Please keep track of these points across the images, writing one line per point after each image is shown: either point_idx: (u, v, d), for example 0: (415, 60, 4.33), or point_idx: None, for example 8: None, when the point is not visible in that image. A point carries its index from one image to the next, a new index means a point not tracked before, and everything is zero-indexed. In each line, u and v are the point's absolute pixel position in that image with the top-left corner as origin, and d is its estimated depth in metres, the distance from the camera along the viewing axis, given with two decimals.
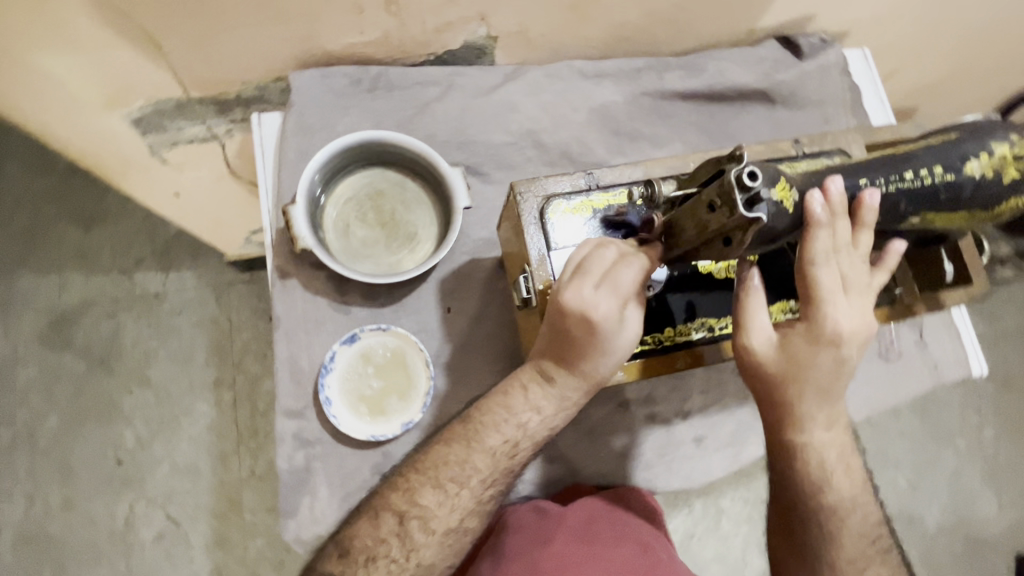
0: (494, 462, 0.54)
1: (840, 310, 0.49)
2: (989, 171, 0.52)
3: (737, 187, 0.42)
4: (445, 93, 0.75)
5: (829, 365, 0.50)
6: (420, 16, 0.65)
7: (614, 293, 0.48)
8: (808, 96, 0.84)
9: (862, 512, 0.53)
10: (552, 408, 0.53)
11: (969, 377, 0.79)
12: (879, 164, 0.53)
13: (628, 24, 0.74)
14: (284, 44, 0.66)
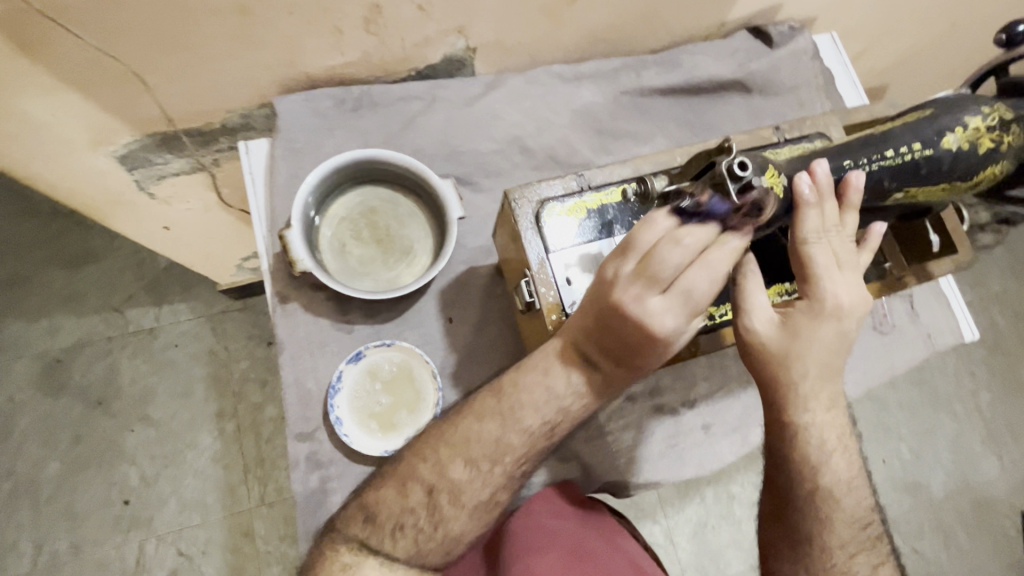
0: (529, 440, 0.54)
1: (836, 285, 0.51)
2: (966, 144, 0.54)
3: (730, 177, 0.44)
4: (428, 107, 0.75)
5: (831, 340, 0.51)
6: (399, 33, 0.66)
7: (683, 303, 0.45)
8: (783, 83, 0.86)
9: (857, 496, 0.54)
10: (592, 390, 0.53)
11: (962, 343, 0.81)
12: (859, 145, 0.55)
13: (602, 26, 0.75)
14: (266, 71, 0.66)
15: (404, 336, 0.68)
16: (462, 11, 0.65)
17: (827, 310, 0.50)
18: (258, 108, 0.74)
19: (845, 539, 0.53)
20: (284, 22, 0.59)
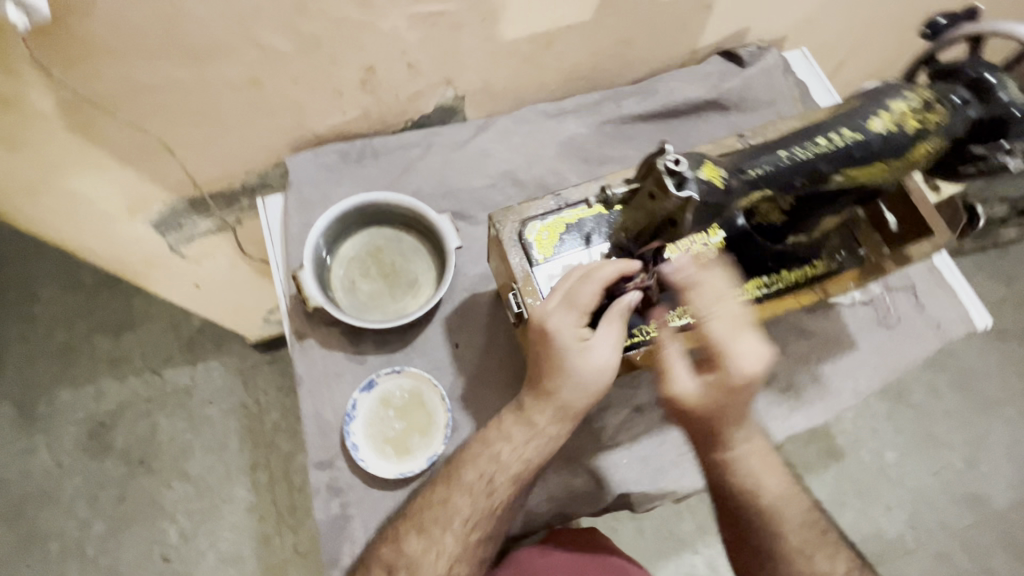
0: (474, 499, 0.60)
1: (738, 354, 0.55)
2: (898, 125, 0.52)
3: (668, 176, 0.45)
4: (425, 151, 0.82)
5: (733, 399, 0.55)
6: (392, 88, 0.74)
7: (573, 309, 0.55)
8: (759, 97, 0.90)
9: (793, 501, 0.61)
10: (521, 438, 0.59)
11: (975, 332, 0.79)
12: (786, 141, 0.54)
13: (576, 64, 0.82)
14: (278, 133, 0.75)
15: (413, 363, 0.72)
16: (447, 63, 0.73)
17: (721, 391, 0.55)
18: (274, 168, 0.81)
19: (798, 540, 0.59)
20: (291, 87, 0.68)
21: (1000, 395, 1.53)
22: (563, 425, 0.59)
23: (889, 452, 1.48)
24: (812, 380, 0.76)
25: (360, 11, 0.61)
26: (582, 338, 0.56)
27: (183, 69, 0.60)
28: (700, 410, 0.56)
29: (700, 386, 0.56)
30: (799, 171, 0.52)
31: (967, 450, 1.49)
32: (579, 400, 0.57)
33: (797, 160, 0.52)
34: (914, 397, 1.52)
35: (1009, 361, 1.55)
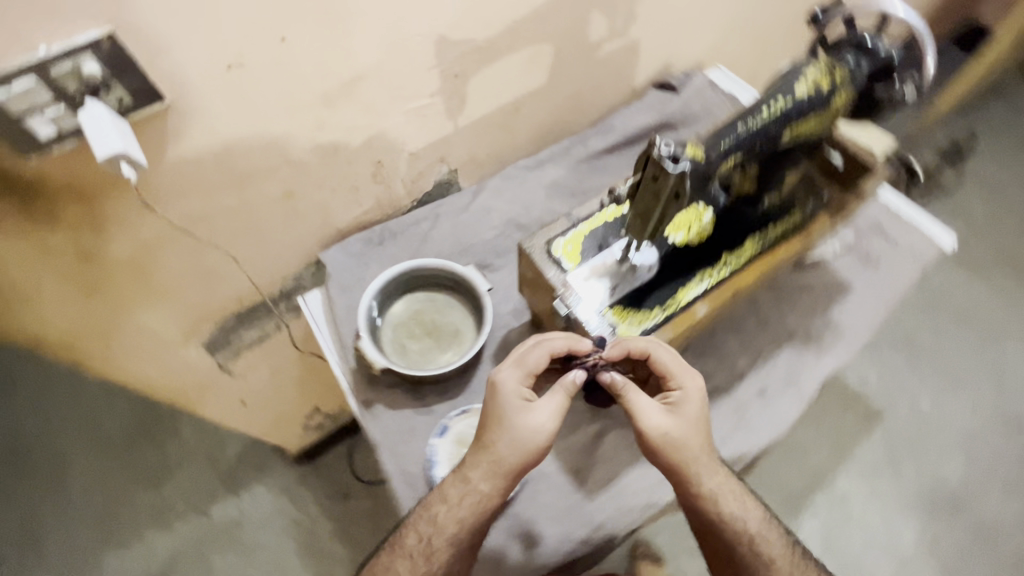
0: (415, 562, 0.62)
1: (686, 372, 0.60)
2: (817, 87, 0.55)
3: (665, 158, 0.47)
4: (435, 221, 0.92)
5: (692, 418, 0.59)
6: (398, 174, 0.86)
7: (522, 372, 0.60)
8: (699, 109, 1.04)
9: (776, 532, 0.65)
10: (457, 499, 0.60)
11: (948, 253, 0.88)
12: (738, 116, 0.55)
13: (541, 120, 0.97)
14: (310, 235, 0.85)
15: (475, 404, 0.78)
16: (440, 144, 0.87)
17: (680, 407, 0.60)
18: (306, 268, 0.90)
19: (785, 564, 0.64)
20: (317, 192, 0.79)
21: (998, 319, 1.62)
22: (490, 486, 0.59)
23: (922, 400, 1.53)
24: (826, 326, 0.83)
25: (367, 116, 0.74)
26: (525, 399, 0.59)
27: (231, 198, 0.70)
28: (675, 433, 0.59)
29: (668, 410, 0.60)
30: (755, 138, 0.55)
31: (991, 378, 1.55)
32: (512, 458, 0.58)
33: (745, 134, 0.55)
34: (924, 341, 1.60)
35: (994, 286, 1.67)
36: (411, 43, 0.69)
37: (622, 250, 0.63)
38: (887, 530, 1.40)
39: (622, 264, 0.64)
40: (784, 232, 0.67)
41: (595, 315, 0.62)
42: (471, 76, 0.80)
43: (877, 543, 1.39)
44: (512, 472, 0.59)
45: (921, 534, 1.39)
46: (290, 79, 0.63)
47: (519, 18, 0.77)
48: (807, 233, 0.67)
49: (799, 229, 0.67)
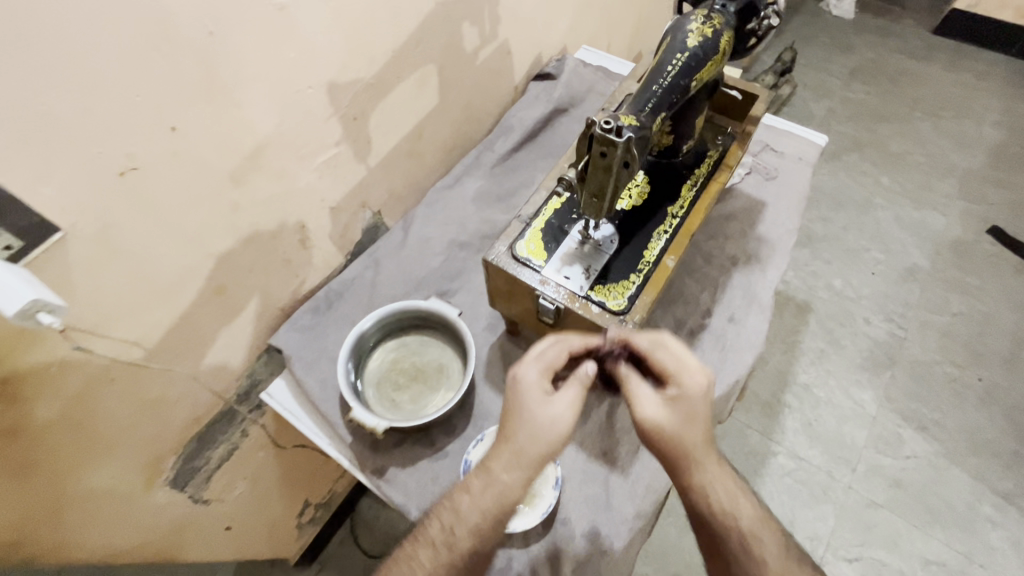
0: (434, 556, 0.57)
1: (692, 370, 0.58)
2: (705, 36, 0.61)
3: (607, 133, 0.51)
4: (377, 267, 0.89)
5: (689, 414, 0.56)
6: (325, 233, 0.82)
7: (540, 363, 0.61)
8: (583, 89, 1.09)
9: (774, 532, 0.56)
10: (478, 489, 0.57)
11: (823, 148, 1.01)
12: (649, 81, 0.60)
13: (444, 139, 0.98)
14: (254, 324, 0.79)
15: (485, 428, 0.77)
16: (357, 190, 0.84)
17: (678, 400, 0.56)
18: (258, 360, 0.83)
19: None
20: (250, 277, 0.73)
21: (864, 194, 1.88)
22: (511, 467, 0.57)
23: (833, 281, 1.74)
24: (757, 243, 0.91)
25: (281, 184, 0.70)
26: (544, 392, 0.59)
27: (165, 312, 0.64)
28: (671, 425, 0.56)
29: (665, 401, 0.57)
30: (671, 94, 0.59)
31: (877, 244, 1.80)
32: (534, 443, 0.57)
33: (661, 93, 0.59)
34: (817, 232, 1.82)
35: (852, 170, 1.93)
36: (304, 98, 0.67)
37: (580, 232, 0.67)
38: (849, 401, 1.57)
39: (584, 245, 0.67)
40: (708, 171, 0.72)
41: (580, 298, 0.64)
42: (370, 114, 0.78)
43: (846, 415, 1.55)
44: (533, 453, 0.57)
45: (876, 393, 1.57)
46: (191, 169, 0.58)
47: (400, 47, 0.77)
48: (728, 163, 0.72)
49: (718, 165, 0.72)
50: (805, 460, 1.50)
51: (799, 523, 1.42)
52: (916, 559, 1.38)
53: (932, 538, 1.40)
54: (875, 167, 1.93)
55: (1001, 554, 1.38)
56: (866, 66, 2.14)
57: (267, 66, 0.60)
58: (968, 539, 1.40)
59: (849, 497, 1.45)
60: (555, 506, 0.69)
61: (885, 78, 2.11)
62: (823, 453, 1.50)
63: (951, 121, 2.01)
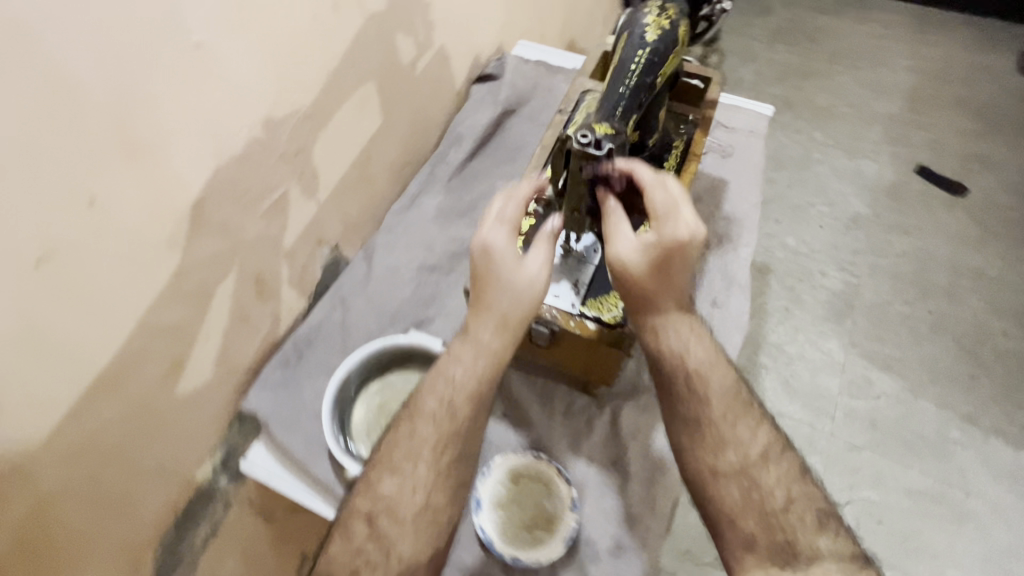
0: (437, 427, 0.59)
1: (681, 221, 0.58)
2: (663, 29, 0.60)
3: (586, 147, 0.56)
4: (345, 306, 0.83)
5: (663, 260, 0.58)
6: (283, 279, 0.76)
7: (506, 224, 0.62)
8: (528, 87, 1.06)
9: (720, 372, 0.61)
10: (468, 354, 0.60)
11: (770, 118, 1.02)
12: (613, 83, 0.59)
13: (394, 158, 0.92)
14: (219, 392, 0.71)
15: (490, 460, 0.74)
16: (310, 228, 0.78)
17: (651, 246, 0.58)
18: (230, 426, 0.75)
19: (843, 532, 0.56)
20: (207, 344, 0.66)
21: (801, 151, 1.95)
22: (496, 332, 0.60)
23: (787, 240, 1.79)
24: (726, 222, 0.91)
25: (227, 238, 0.63)
26: (515, 253, 0.61)
27: (117, 405, 0.56)
28: (641, 269, 0.58)
29: (639, 243, 0.58)
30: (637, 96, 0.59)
31: (821, 198, 1.87)
32: (511, 300, 0.60)
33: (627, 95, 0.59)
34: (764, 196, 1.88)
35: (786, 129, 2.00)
36: (238, 140, 0.60)
37: (563, 245, 0.69)
38: (818, 352, 1.63)
39: (568, 258, 0.69)
40: (677, 162, 0.70)
41: (574, 317, 0.66)
42: (313, 146, 0.72)
43: (818, 366, 1.61)
44: (512, 302, 0.60)
45: (841, 341, 1.64)
46: (120, 241, 0.51)
47: (334, 70, 0.71)
48: (694, 152, 0.70)
49: (686, 154, 0.70)
50: (788, 417, 1.55)
51: None
52: (901, 492, 1.45)
53: (912, 470, 1.48)
54: (807, 124, 2.00)
55: (973, 473, 1.48)
56: (784, 28, 2.22)
57: (190, 113, 0.53)
58: (942, 464, 1.48)
59: (834, 446, 1.51)
60: (577, 530, 0.67)
61: (802, 37, 2.19)
62: (804, 407, 1.56)
63: (868, 71, 2.11)
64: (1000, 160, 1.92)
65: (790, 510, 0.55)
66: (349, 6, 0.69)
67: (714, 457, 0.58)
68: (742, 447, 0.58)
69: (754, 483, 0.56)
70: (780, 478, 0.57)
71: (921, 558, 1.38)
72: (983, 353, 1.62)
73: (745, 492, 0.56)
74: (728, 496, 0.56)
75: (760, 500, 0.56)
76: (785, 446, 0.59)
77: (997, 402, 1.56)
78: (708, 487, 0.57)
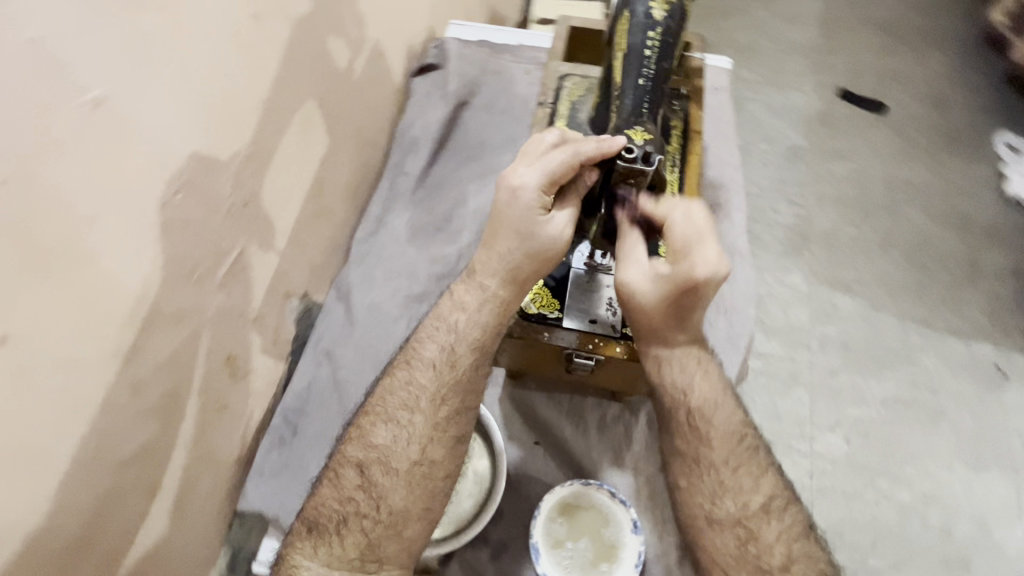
0: (437, 376, 0.58)
1: (702, 257, 0.53)
2: (669, 7, 0.55)
3: (631, 164, 0.52)
4: (331, 360, 0.73)
5: (678, 294, 0.54)
6: (257, 349, 0.64)
7: (544, 169, 0.53)
8: (476, 73, 0.95)
9: (725, 413, 0.59)
10: (473, 302, 0.59)
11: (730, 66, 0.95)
12: (631, 74, 0.55)
13: (347, 179, 0.80)
14: (212, 497, 0.60)
15: (535, 497, 0.68)
16: (275, 283, 0.66)
17: (664, 278, 0.54)
18: (229, 526, 0.65)
19: None
20: (189, 451, 0.55)
21: None
22: (504, 277, 0.57)
23: None
24: (712, 188, 0.84)
25: (184, 326, 0.51)
26: (539, 204, 0.54)
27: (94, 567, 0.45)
28: (649, 299, 0.55)
29: (653, 274, 0.55)
30: (660, 84, 0.55)
31: (759, 135, 1.69)
32: (518, 241, 0.55)
33: (650, 86, 0.54)
34: None
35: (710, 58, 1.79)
36: (177, 207, 0.48)
37: (586, 261, 0.65)
38: (784, 287, 1.47)
39: (590, 275, 0.65)
40: (682, 143, 0.68)
41: (617, 339, 0.62)
42: (261, 189, 0.60)
43: (789, 300, 1.45)
44: (529, 250, 0.55)
45: (803, 272, 1.49)
46: (57, 370, 0.40)
47: (270, 96, 0.58)
48: (695, 128, 0.68)
49: (687, 134, 0.68)
50: (769, 355, 1.38)
51: (784, 415, 1.31)
52: (878, 404, 1.33)
53: (883, 381, 1.35)
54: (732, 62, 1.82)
55: (937, 372, 1.36)
56: None
57: (108, 188, 0.42)
58: (909, 369, 1.36)
59: (813, 373, 1.36)
60: (644, 552, 0.64)
61: None
62: (781, 343, 1.40)
63: None
64: (910, 73, 1.77)
65: (788, 571, 0.53)
66: (272, 15, 0.57)
67: (710, 503, 0.57)
68: (742, 496, 0.56)
69: (753, 538, 0.55)
70: (781, 535, 0.55)
71: (908, 464, 1.26)
72: (926, 261, 1.49)
73: (740, 544, 0.55)
74: (723, 546, 0.55)
75: (755, 555, 0.54)
76: (788, 502, 0.57)
77: (947, 307, 1.43)
78: (703, 536, 0.56)
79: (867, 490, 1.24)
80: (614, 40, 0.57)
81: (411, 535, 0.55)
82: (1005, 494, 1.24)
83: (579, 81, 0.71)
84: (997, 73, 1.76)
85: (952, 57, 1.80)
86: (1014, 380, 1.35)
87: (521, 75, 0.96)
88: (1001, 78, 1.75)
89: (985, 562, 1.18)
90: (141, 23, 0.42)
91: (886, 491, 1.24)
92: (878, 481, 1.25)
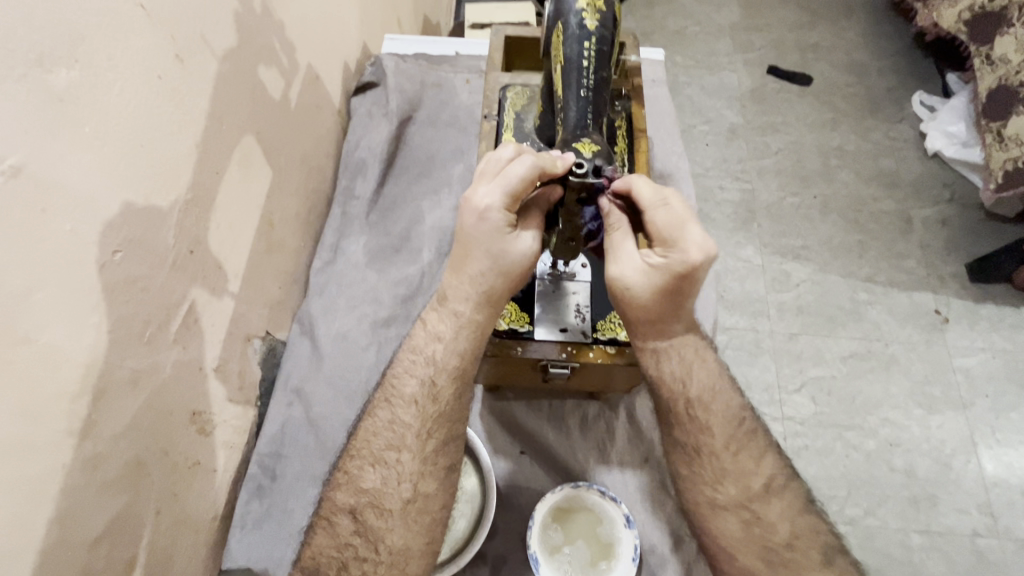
0: (420, 411, 0.57)
1: (685, 239, 0.54)
2: (600, 15, 0.56)
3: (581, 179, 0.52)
4: (303, 400, 0.70)
5: (670, 288, 0.55)
6: (222, 401, 0.61)
7: (505, 185, 0.53)
8: (415, 88, 0.93)
9: (736, 416, 0.61)
10: (447, 328, 0.58)
11: (661, 61, 0.95)
12: (571, 85, 0.55)
13: (296, 212, 0.78)
14: (194, 560, 0.57)
15: (529, 507, 0.68)
16: (234, 329, 0.63)
17: (659, 271, 0.54)
18: None
19: None
20: (163, 520, 0.52)
21: None
22: (478, 297, 0.57)
23: None
24: (662, 179, 0.84)
25: (141, 388, 0.49)
26: (506, 222, 0.54)
27: None
28: (639, 289, 0.55)
29: (643, 269, 0.55)
30: (602, 92, 0.56)
31: (698, 117, 1.74)
32: (493, 258, 0.56)
33: (591, 96, 0.55)
34: None
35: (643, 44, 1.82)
36: (117, 267, 0.46)
37: (550, 270, 0.67)
38: (738, 262, 1.52)
39: (554, 282, 0.67)
40: (627, 142, 0.71)
41: (590, 344, 0.64)
42: (206, 234, 0.57)
43: (745, 274, 1.50)
44: (500, 269, 0.56)
45: (754, 245, 1.54)
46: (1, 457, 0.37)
47: (204, 138, 0.56)
48: (639, 127, 0.71)
49: (632, 132, 0.71)
50: (731, 328, 1.44)
51: (754, 384, 1.36)
52: (836, 361, 1.40)
53: (839, 339, 1.42)
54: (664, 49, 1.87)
55: (885, 325, 1.44)
56: None
57: (34, 259, 0.39)
58: (861, 325, 1.44)
59: (774, 340, 1.42)
60: (641, 543, 0.64)
61: None
62: (741, 315, 1.45)
63: None
64: (829, 44, 1.87)
65: (794, 545, 0.57)
66: (198, 56, 0.55)
67: (712, 488, 0.58)
68: (744, 479, 0.58)
69: (757, 519, 0.57)
70: (783, 513, 0.58)
71: (870, 415, 1.34)
72: (864, 221, 1.58)
73: (746, 527, 0.57)
74: (728, 531, 0.57)
75: (761, 534, 0.57)
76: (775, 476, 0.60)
77: (887, 261, 1.52)
78: (708, 520, 0.58)
79: (837, 445, 1.31)
80: (552, 53, 0.58)
81: (415, 570, 0.53)
82: (959, 429, 1.33)
83: (520, 91, 0.72)
84: (906, 36, 1.87)
85: (865, 25, 1.90)
86: (952, 322, 1.45)
87: (461, 85, 0.95)
88: (911, 40, 1.85)
89: (949, 496, 1.26)
90: (52, 81, 0.40)
91: (854, 443, 1.31)
92: (846, 435, 1.32)
